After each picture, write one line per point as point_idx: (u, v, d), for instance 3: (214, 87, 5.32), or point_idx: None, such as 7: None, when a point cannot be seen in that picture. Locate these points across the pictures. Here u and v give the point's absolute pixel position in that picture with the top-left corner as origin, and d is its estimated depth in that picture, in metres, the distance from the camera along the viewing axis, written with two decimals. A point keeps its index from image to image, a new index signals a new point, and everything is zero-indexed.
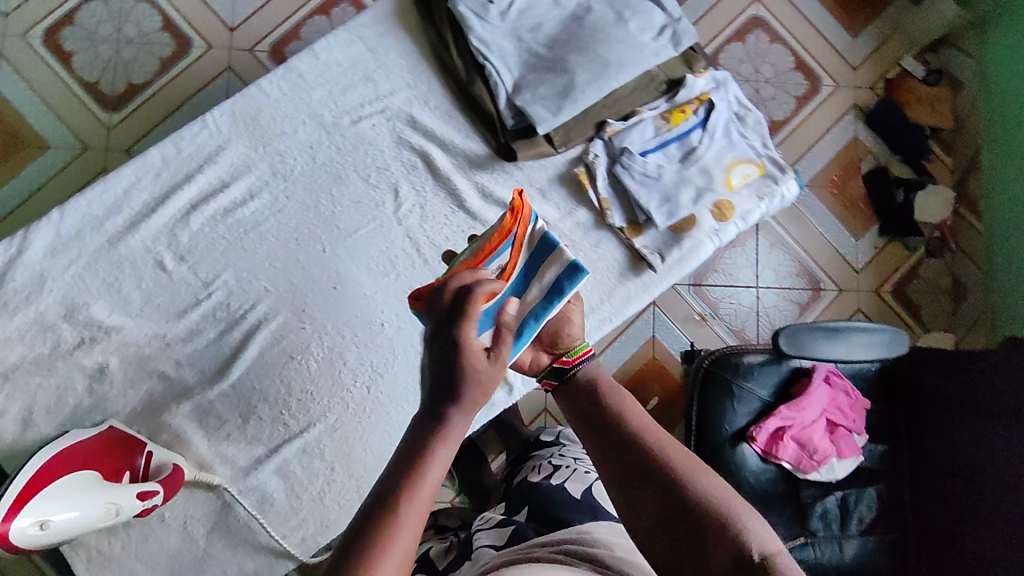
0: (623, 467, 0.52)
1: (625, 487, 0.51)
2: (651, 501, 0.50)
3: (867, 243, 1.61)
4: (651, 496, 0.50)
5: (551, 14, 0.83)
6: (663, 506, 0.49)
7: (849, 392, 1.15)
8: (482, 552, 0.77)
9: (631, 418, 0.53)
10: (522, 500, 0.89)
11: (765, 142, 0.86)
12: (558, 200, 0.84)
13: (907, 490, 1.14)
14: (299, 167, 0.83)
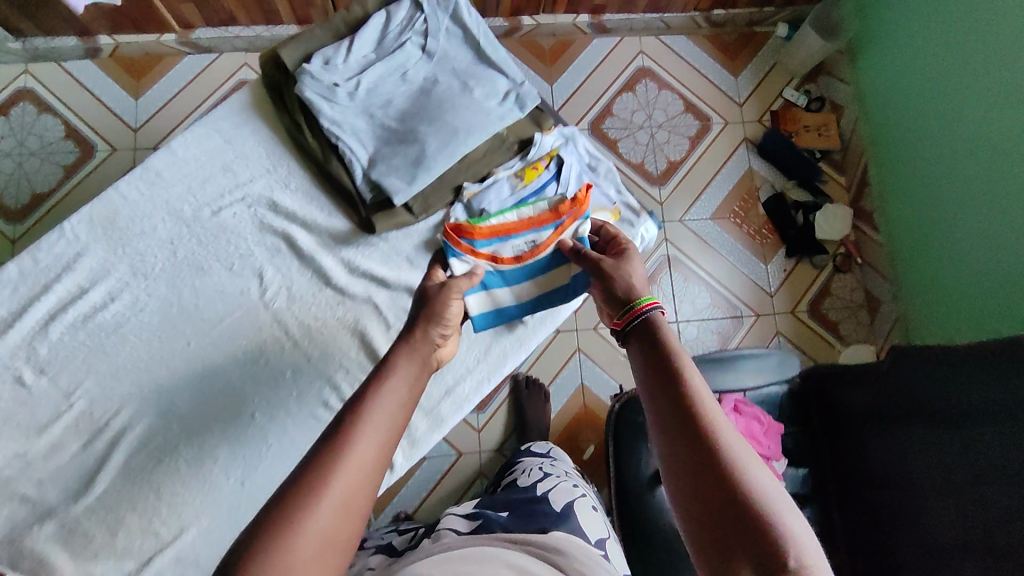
0: (672, 421, 0.58)
1: (675, 434, 0.57)
2: (687, 461, 0.55)
3: (776, 266, 1.67)
4: (694, 453, 0.55)
5: (399, 89, 0.86)
6: (706, 462, 0.54)
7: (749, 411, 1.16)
8: (447, 532, 0.94)
9: (691, 378, 0.60)
10: (500, 503, 1.05)
11: (618, 189, 0.92)
12: (425, 265, 0.86)
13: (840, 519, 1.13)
14: (160, 264, 0.83)
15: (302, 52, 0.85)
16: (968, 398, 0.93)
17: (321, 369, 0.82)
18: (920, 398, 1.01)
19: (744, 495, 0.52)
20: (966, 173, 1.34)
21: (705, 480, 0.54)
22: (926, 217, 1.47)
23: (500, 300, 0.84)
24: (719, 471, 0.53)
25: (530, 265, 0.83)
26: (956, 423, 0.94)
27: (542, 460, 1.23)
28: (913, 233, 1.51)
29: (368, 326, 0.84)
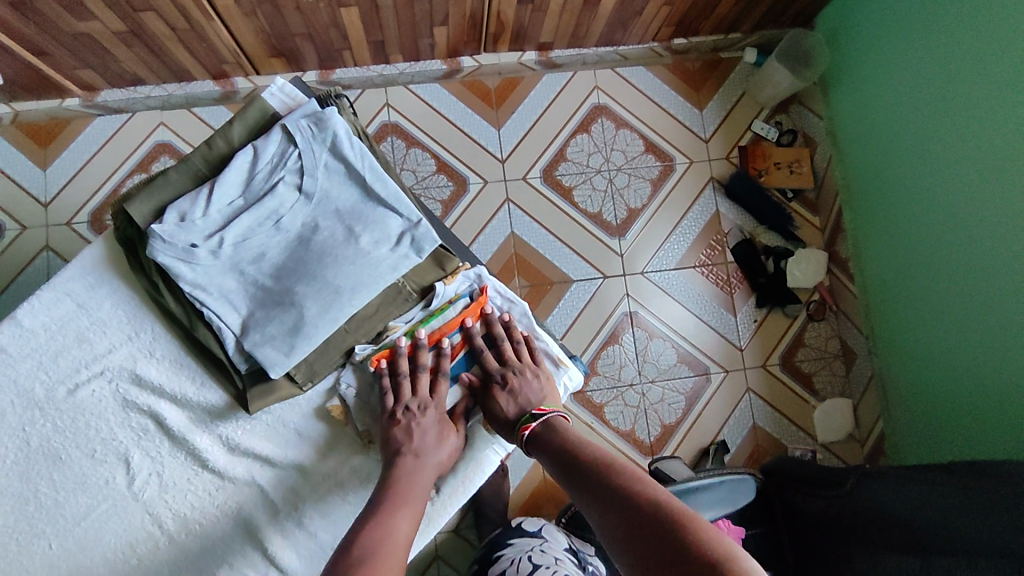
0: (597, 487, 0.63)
1: (601, 493, 0.62)
2: (610, 517, 0.59)
3: (745, 318, 1.56)
4: (614, 500, 0.60)
5: (274, 240, 0.75)
6: (628, 506, 0.59)
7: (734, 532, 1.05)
8: None
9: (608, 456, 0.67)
10: None
11: (535, 334, 0.81)
12: (316, 437, 0.75)
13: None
14: (11, 455, 0.73)
15: (158, 207, 0.75)
16: (935, 522, 0.89)
17: (201, 566, 0.73)
18: (880, 515, 0.96)
19: (656, 515, 0.56)
20: (954, 229, 1.23)
21: (623, 519, 0.58)
22: (908, 304, 1.38)
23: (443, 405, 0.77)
24: (636, 506, 0.58)
25: (460, 364, 0.78)
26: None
27: (531, 545, 1.16)
28: (896, 321, 1.42)
29: (251, 513, 0.74)
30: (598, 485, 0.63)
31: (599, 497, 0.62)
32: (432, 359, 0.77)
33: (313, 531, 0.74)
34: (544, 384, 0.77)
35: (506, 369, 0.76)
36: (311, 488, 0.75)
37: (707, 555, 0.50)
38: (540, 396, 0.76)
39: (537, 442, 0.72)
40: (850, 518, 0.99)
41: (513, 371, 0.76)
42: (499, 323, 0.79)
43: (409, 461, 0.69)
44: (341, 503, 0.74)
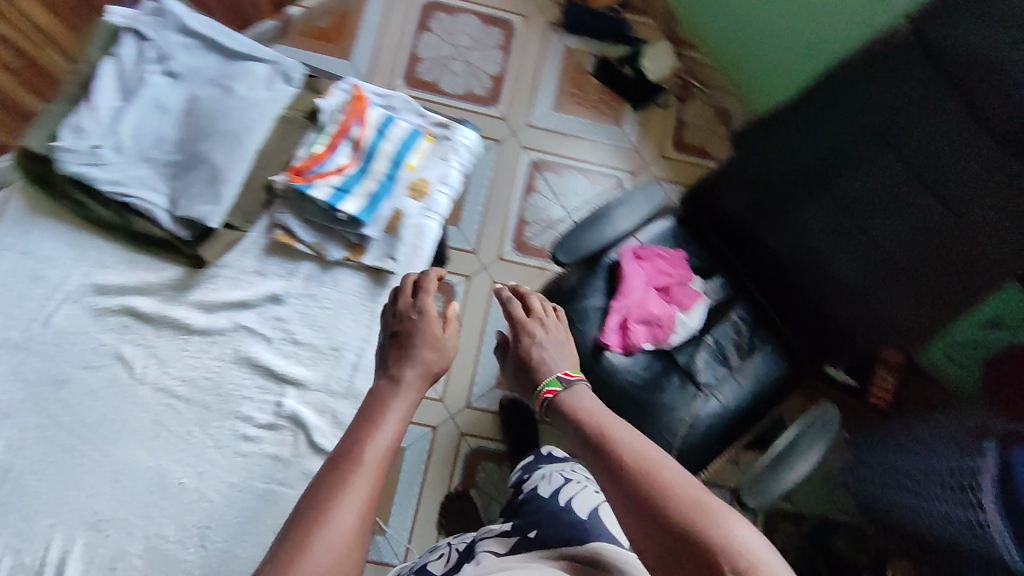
0: (633, 487, 0.67)
1: (639, 492, 0.66)
2: (628, 504, 0.66)
3: (630, 124, 1.72)
4: (653, 503, 0.64)
5: (164, 124, 0.88)
6: (666, 516, 0.63)
7: (676, 254, 1.22)
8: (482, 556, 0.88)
9: (646, 452, 0.71)
10: (528, 520, 0.94)
11: (419, 114, 0.99)
12: (275, 269, 0.90)
13: (794, 335, 1.22)
14: (17, 394, 0.82)
15: (52, 138, 0.85)
16: (837, 131, 0.96)
17: (227, 408, 0.85)
18: (803, 164, 1.02)
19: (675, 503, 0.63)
20: None
21: (659, 526, 0.63)
22: (739, 42, 1.54)
23: (368, 189, 0.91)
24: (657, 499, 0.64)
25: (367, 152, 0.92)
26: (856, 212, 1.02)
27: (563, 464, 1.06)
28: (742, 62, 1.56)
29: (249, 348, 0.87)
30: (633, 483, 0.67)
31: (635, 495, 0.66)
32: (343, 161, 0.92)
33: (307, 338, 0.88)
34: (563, 350, 0.96)
35: (528, 333, 0.97)
36: (291, 307, 0.89)
37: (733, 564, 0.58)
38: (560, 360, 0.94)
39: (556, 403, 0.87)
40: (765, 192, 1.10)
41: (535, 335, 0.97)
42: (529, 300, 1.01)
43: (388, 383, 0.76)
44: (321, 310, 0.90)
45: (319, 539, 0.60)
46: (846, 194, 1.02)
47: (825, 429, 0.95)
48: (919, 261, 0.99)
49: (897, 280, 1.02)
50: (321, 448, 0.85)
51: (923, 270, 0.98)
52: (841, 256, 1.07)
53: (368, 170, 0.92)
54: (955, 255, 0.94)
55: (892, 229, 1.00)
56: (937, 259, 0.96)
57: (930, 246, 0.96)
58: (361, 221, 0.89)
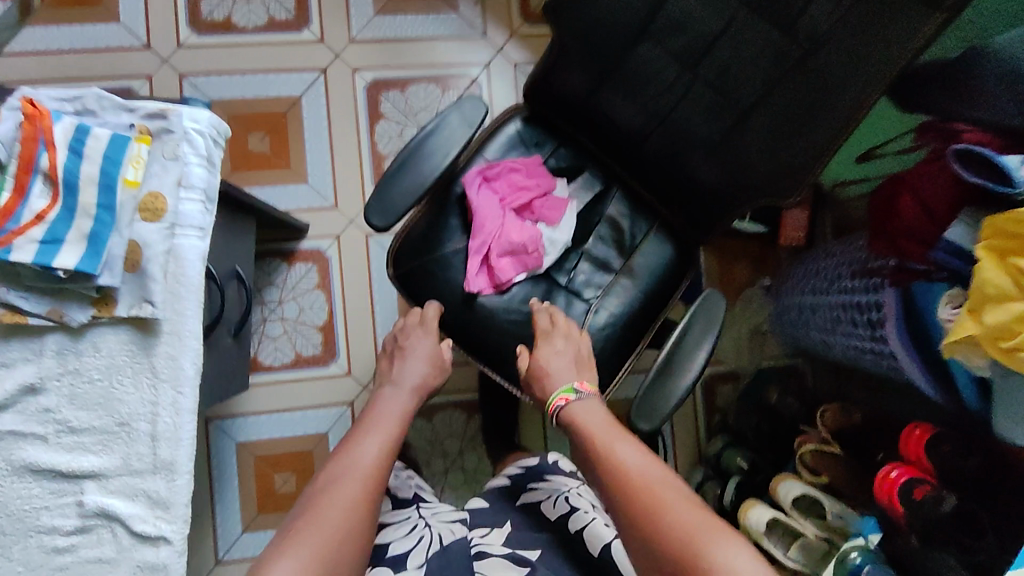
0: (635, 506, 0.78)
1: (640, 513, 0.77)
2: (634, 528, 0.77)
3: (468, 6, 1.47)
4: (655, 524, 0.75)
5: None
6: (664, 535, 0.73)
7: (531, 162, 1.06)
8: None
9: (651, 477, 0.81)
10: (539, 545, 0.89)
11: (126, 106, 0.70)
12: (19, 356, 0.68)
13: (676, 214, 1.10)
14: None
15: None
16: None
17: (22, 529, 0.67)
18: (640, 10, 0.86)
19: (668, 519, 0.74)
20: None
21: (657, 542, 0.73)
22: None
23: (83, 228, 0.65)
24: (653, 514, 0.76)
25: (66, 183, 0.65)
26: (697, 58, 0.88)
27: (565, 484, 1.01)
28: None
29: (25, 454, 0.68)
30: (635, 502, 0.78)
31: (637, 515, 0.77)
32: (36, 207, 0.65)
33: (86, 423, 0.69)
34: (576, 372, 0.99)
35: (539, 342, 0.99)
36: (59, 391, 0.69)
37: None
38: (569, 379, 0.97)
39: (567, 410, 0.95)
40: (601, 59, 0.94)
41: (546, 346, 0.98)
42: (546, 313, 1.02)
43: (388, 389, 1.03)
44: (90, 385, 0.69)
45: (308, 531, 0.77)
46: (682, 35, 0.87)
47: (707, 321, 0.88)
48: (777, 98, 0.85)
49: (756, 126, 0.89)
50: (150, 537, 0.69)
51: (782, 112, 0.85)
52: (694, 112, 0.94)
53: (75, 206, 0.65)
54: (819, 81, 0.80)
55: (738, 71, 0.86)
56: (796, 94, 0.83)
57: (783, 81, 0.84)
58: (88, 273, 0.64)
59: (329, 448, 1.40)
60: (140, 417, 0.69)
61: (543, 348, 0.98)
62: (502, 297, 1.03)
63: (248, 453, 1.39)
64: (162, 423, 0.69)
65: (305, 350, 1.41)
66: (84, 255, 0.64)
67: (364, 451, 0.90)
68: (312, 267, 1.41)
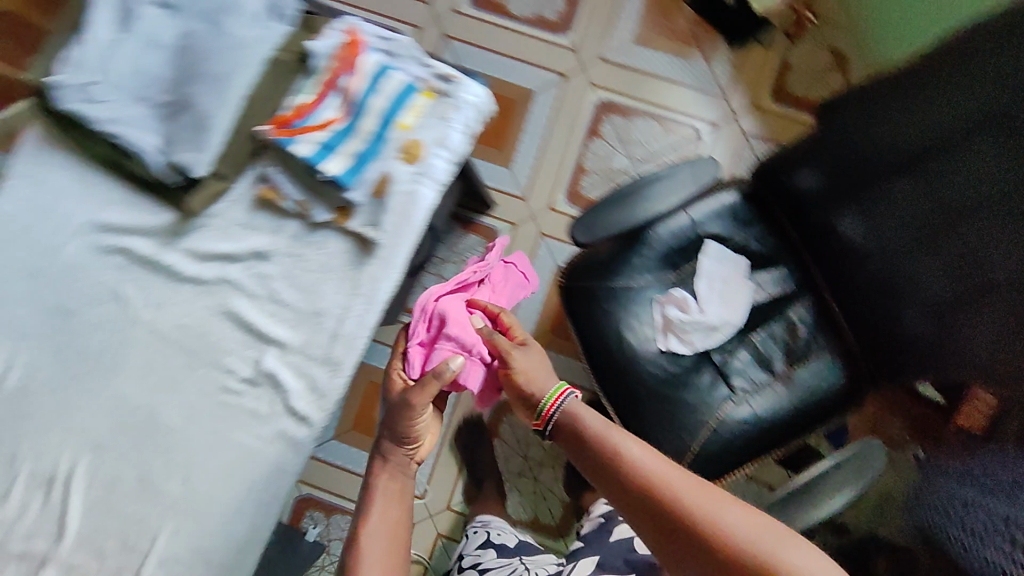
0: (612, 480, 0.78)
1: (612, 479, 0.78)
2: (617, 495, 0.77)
3: (722, 65, 1.47)
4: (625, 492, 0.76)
5: (161, 59, 0.80)
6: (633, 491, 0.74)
7: (423, 310, 1.00)
8: None
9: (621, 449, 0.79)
10: None
11: (423, 62, 0.80)
12: (265, 224, 0.81)
13: (861, 347, 1.04)
14: (32, 324, 0.83)
15: (51, 65, 0.79)
16: (967, 105, 0.74)
17: (210, 358, 0.81)
18: (916, 148, 0.81)
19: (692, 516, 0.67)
20: None
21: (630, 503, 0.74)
22: None
23: (354, 149, 0.76)
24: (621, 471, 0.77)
25: (355, 106, 0.77)
26: (955, 221, 0.81)
27: None
28: None
29: (234, 303, 0.81)
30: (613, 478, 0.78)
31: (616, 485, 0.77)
32: (329, 117, 0.77)
33: (289, 302, 0.80)
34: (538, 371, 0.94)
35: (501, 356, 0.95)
36: (276, 267, 0.81)
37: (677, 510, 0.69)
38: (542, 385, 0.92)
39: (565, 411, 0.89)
40: (849, 174, 0.90)
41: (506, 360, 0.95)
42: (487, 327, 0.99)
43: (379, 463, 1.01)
44: (306, 273, 0.80)
45: None
46: (955, 189, 0.79)
47: (854, 473, 0.84)
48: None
49: (987, 311, 0.81)
50: (298, 413, 0.82)
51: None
52: (927, 264, 0.86)
53: (355, 128, 0.77)
54: None
55: (997, 253, 0.77)
56: None
57: None
58: (343, 185, 0.76)
59: None
60: (331, 315, 0.80)
61: (518, 359, 0.94)
62: (649, 350, 1.04)
63: (365, 374, 1.49)
64: (346, 328, 0.80)
65: None
66: (347, 171, 0.76)
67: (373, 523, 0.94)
68: (481, 242, 1.49)
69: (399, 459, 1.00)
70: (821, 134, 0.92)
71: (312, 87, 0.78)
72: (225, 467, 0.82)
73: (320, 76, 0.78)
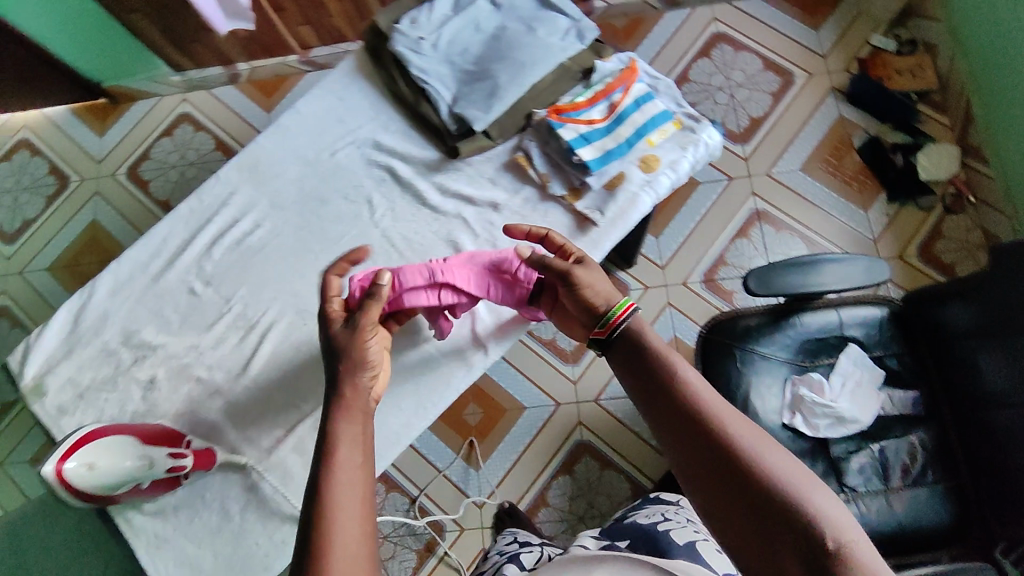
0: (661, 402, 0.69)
1: (659, 405, 0.69)
2: (660, 417, 0.68)
3: (878, 212, 1.59)
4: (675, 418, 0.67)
5: (475, 39, 1.00)
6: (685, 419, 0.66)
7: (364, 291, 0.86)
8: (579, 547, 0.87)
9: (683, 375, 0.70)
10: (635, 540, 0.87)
11: (678, 101, 0.97)
12: (506, 183, 0.96)
13: (975, 489, 1.05)
14: (291, 198, 1.00)
15: (394, 20, 1.01)
16: None
17: None
18: None
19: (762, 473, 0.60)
20: None
21: (674, 430, 0.67)
22: None
23: (606, 146, 0.92)
24: (674, 396, 0.68)
25: (618, 115, 0.93)
26: None
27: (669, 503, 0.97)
28: None
29: (458, 236, 0.95)
30: (663, 401, 0.69)
31: (664, 409, 0.68)
32: (595, 116, 0.93)
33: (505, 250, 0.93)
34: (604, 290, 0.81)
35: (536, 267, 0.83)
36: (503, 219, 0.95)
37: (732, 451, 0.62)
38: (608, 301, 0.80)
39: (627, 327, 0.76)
40: (993, 318, 0.96)
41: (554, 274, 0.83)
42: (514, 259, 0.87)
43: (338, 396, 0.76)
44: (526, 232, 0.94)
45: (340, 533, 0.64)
46: None
47: None
48: None
49: None
50: (478, 341, 0.95)
51: None
52: None
53: (613, 130, 0.92)
54: None
55: None
56: None
57: None
58: (589, 169, 0.91)
59: (518, 419, 1.56)
60: None
61: (583, 273, 0.81)
62: (770, 419, 1.11)
63: None
64: None
65: (562, 342, 1.60)
66: (595, 160, 0.91)
67: (339, 471, 0.69)
68: None
69: (360, 397, 0.76)
70: (979, 276, 0.99)
71: (588, 92, 0.96)
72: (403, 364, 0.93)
73: (597, 85, 0.96)
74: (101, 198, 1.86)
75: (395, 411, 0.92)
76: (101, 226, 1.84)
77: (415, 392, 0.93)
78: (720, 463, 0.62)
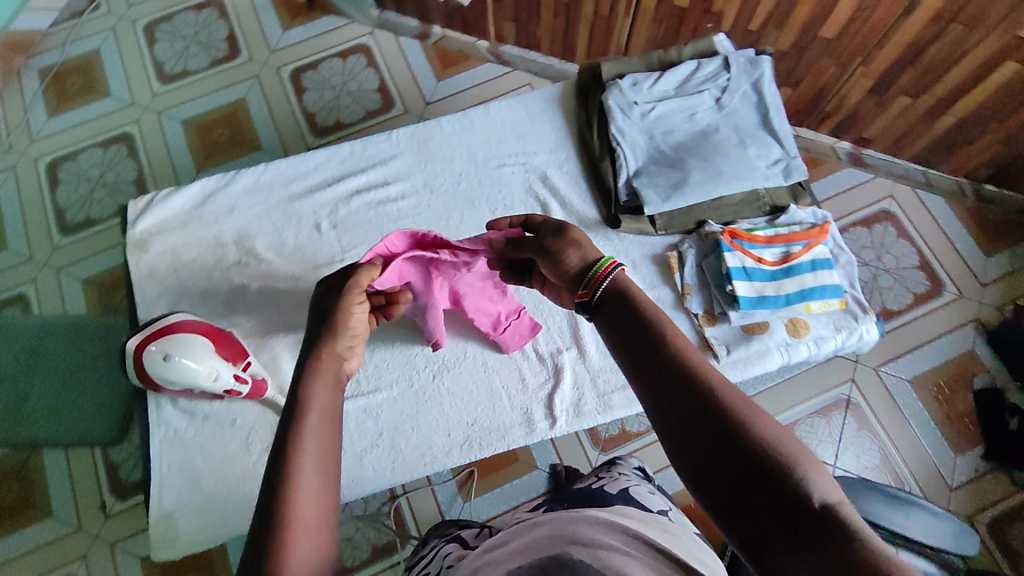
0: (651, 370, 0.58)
1: (648, 370, 0.59)
2: (651, 387, 0.58)
3: (967, 462, 1.47)
4: (666, 388, 0.57)
5: (683, 125, 0.97)
6: (679, 389, 0.56)
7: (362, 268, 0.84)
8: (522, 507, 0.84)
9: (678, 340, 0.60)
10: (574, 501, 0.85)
11: (853, 282, 0.91)
12: (645, 274, 0.94)
13: None
14: (444, 188, 1.00)
15: (616, 74, 1.00)
16: None
17: None
18: None
19: (769, 456, 0.51)
20: None
21: (666, 403, 0.56)
22: None
23: (764, 290, 0.88)
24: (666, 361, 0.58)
25: (790, 266, 0.89)
26: None
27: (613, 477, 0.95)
28: None
29: None
30: (653, 367, 0.58)
31: (655, 378, 0.58)
32: (768, 257, 0.90)
33: None
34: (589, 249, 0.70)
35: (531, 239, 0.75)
36: None
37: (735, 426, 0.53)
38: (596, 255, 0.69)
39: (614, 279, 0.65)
40: None
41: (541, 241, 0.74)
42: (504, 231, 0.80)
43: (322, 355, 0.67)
44: None
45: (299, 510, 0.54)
46: None
47: None
48: None
49: None
50: (547, 412, 1.01)
51: None
52: None
53: (778, 279, 0.89)
54: None
55: None
56: None
57: None
58: (737, 305, 0.88)
59: (525, 474, 1.51)
60: None
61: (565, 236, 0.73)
62: None
63: None
64: None
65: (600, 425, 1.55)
66: (745, 299, 0.88)
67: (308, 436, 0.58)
68: None
69: (332, 359, 0.67)
70: None
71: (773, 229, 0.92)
72: (470, 396, 1.01)
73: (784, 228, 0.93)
74: (257, 83, 1.92)
75: (442, 435, 0.98)
76: (242, 105, 1.90)
77: (468, 427, 0.99)
78: (720, 439, 0.53)
